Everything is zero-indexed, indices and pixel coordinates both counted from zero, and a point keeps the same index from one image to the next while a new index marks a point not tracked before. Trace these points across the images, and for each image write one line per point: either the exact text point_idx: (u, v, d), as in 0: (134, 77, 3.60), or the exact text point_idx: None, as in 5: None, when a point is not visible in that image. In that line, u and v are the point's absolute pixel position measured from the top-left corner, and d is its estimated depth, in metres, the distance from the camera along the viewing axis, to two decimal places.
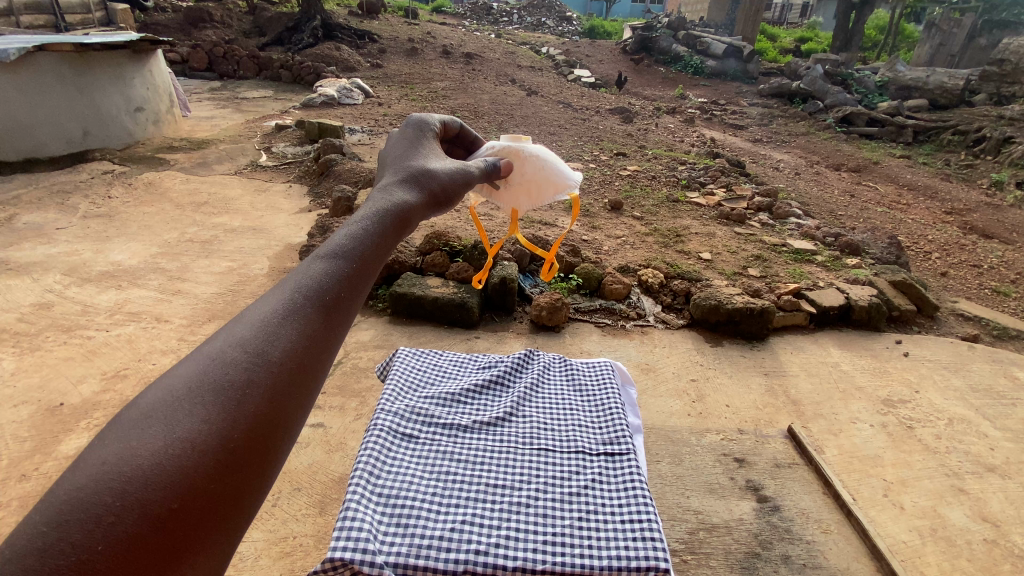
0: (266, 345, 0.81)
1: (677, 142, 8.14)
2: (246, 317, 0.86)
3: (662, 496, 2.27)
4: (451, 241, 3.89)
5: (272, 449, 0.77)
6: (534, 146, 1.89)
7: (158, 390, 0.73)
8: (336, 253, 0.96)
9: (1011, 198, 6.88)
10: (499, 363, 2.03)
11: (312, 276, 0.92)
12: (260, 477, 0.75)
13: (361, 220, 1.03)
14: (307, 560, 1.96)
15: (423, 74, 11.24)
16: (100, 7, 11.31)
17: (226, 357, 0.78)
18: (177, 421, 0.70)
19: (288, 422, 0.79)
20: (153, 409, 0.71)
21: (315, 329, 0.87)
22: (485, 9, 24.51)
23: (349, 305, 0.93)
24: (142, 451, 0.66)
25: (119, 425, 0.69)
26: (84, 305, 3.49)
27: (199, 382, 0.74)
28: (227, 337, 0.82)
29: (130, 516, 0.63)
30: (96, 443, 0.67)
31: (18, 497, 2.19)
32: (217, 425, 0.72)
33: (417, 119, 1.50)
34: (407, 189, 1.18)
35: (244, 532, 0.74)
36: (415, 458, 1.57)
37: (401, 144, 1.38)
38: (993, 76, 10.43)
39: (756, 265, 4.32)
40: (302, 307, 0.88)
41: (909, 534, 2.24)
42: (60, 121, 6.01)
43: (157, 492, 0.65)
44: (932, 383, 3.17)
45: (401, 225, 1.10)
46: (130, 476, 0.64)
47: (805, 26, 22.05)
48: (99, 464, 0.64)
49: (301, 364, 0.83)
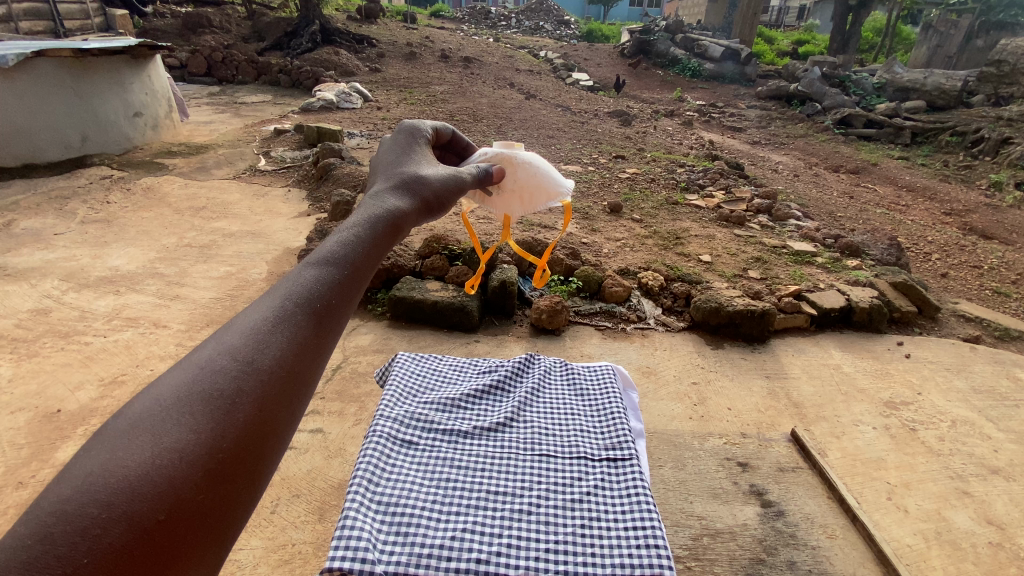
0: (257, 352, 0.80)
1: (676, 145, 8.17)
2: (236, 325, 0.84)
3: (665, 501, 2.24)
4: (451, 245, 3.88)
5: (261, 461, 0.75)
6: (527, 152, 1.88)
7: (147, 398, 0.71)
8: (328, 259, 0.95)
9: (1011, 199, 6.88)
10: (500, 368, 2.01)
11: (304, 284, 0.90)
12: (249, 488, 0.73)
13: (353, 226, 1.02)
14: (306, 568, 1.94)
15: (422, 79, 11.26)
16: (99, 14, 11.40)
17: (215, 365, 0.76)
18: (164, 434, 0.68)
19: (277, 433, 0.77)
20: (139, 418, 0.68)
21: (306, 336, 0.85)
22: (483, 15, 24.66)
23: (340, 311, 0.91)
24: (129, 464, 0.64)
25: (105, 435, 0.67)
26: (82, 311, 3.47)
27: (187, 391, 0.72)
28: (217, 345, 0.80)
29: (117, 529, 0.61)
30: (82, 453, 0.65)
31: (15, 505, 2.16)
32: (206, 435, 0.70)
33: (410, 126, 1.49)
34: (400, 196, 1.17)
35: (234, 540, 0.72)
36: (415, 466, 1.55)
37: (393, 150, 1.37)
38: (991, 77, 10.46)
39: (757, 267, 4.32)
40: (294, 314, 0.86)
41: (914, 537, 2.22)
42: (61, 127, 6.01)
43: (143, 504, 0.63)
44: (935, 385, 3.16)
45: (395, 231, 1.08)
46: (117, 488, 0.62)
47: (803, 29, 22.16)
48: (84, 476, 0.62)
49: (292, 371, 0.81)
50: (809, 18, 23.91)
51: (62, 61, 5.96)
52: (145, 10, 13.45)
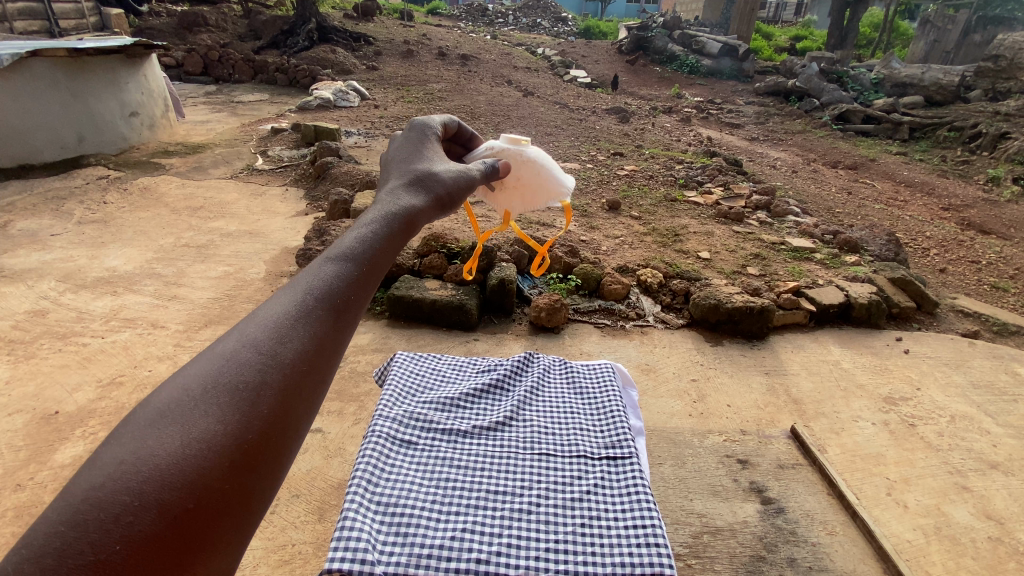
0: (278, 345, 0.80)
1: (674, 141, 8.16)
2: (258, 317, 0.84)
3: (665, 499, 2.24)
4: (449, 243, 3.86)
5: (282, 454, 0.75)
6: (533, 149, 1.85)
7: (173, 390, 0.71)
8: (345, 255, 0.94)
9: (1009, 194, 6.88)
10: (498, 366, 2.01)
11: (324, 279, 0.90)
12: (270, 480, 0.73)
13: (369, 223, 1.02)
14: (307, 568, 1.94)
15: (418, 77, 11.20)
16: (94, 13, 11.40)
17: (240, 357, 0.76)
18: (193, 422, 0.68)
19: (296, 428, 0.77)
20: (167, 408, 0.68)
21: (326, 330, 0.85)
22: (479, 11, 24.56)
23: (357, 306, 0.91)
24: (158, 452, 0.64)
25: (134, 423, 0.66)
26: (80, 312, 3.46)
27: (213, 383, 0.72)
28: (240, 337, 0.79)
29: (149, 515, 0.61)
30: (110, 442, 0.65)
31: (13, 507, 2.16)
32: (232, 426, 0.70)
33: (421, 122, 1.48)
34: (414, 193, 1.16)
35: (255, 528, 0.72)
36: (415, 466, 1.54)
37: (404, 148, 1.36)
38: (988, 72, 10.44)
39: (755, 264, 4.31)
40: (313, 309, 0.86)
41: (913, 533, 2.22)
42: (55, 126, 5.98)
43: (172, 492, 0.63)
44: (933, 381, 3.16)
45: (409, 228, 1.08)
46: (150, 475, 0.62)
47: (800, 24, 22.09)
48: (116, 464, 0.62)
49: (311, 366, 0.81)
50: (806, 14, 23.88)
51: (57, 61, 5.91)
52: (141, 10, 13.38)
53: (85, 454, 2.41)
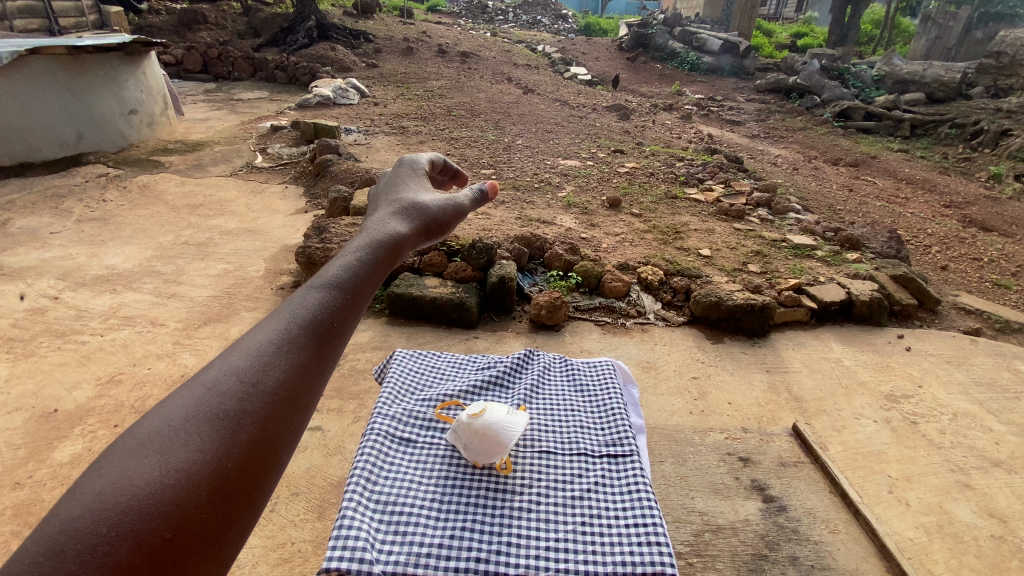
0: (261, 373, 0.79)
1: (675, 138, 8.13)
2: (243, 345, 0.84)
3: (666, 497, 2.23)
4: (449, 241, 3.85)
5: (265, 478, 0.73)
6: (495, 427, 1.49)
7: (157, 418, 0.71)
8: (331, 283, 0.95)
9: (1010, 191, 6.85)
10: (499, 362, 1.98)
11: (308, 306, 0.91)
12: (253, 505, 0.71)
13: (355, 251, 1.03)
14: (307, 567, 1.93)
15: (418, 73, 11.16)
16: (94, 11, 11.38)
17: (221, 386, 0.76)
18: (172, 451, 0.67)
19: (278, 453, 0.75)
20: (148, 438, 0.68)
21: (309, 357, 0.85)
22: (479, 8, 24.45)
23: (341, 332, 0.91)
24: (138, 481, 0.63)
25: (116, 452, 0.66)
26: (79, 310, 3.44)
27: (196, 411, 0.72)
28: (223, 365, 0.79)
29: (126, 545, 0.59)
30: (92, 472, 0.64)
31: (12, 505, 2.15)
32: (213, 454, 0.69)
33: (411, 159, 1.50)
34: (400, 220, 1.17)
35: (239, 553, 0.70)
36: (415, 465, 1.53)
37: (392, 181, 1.38)
38: (990, 68, 10.38)
39: (756, 261, 4.29)
40: (297, 337, 0.86)
41: (916, 531, 2.21)
42: (55, 125, 5.97)
43: (149, 521, 0.62)
44: (935, 378, 3.15)
45: (394, 255, 1.08)
46: (127, 506, 0.61)
47: (801, 21, 22.02)
48: (95, 495, 0.61)
49: (294, 393, 0.80)
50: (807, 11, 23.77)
51: (57, 59, 5.91)
52: (139, 7, 13.32)
53: (84, 453, 2.40)
